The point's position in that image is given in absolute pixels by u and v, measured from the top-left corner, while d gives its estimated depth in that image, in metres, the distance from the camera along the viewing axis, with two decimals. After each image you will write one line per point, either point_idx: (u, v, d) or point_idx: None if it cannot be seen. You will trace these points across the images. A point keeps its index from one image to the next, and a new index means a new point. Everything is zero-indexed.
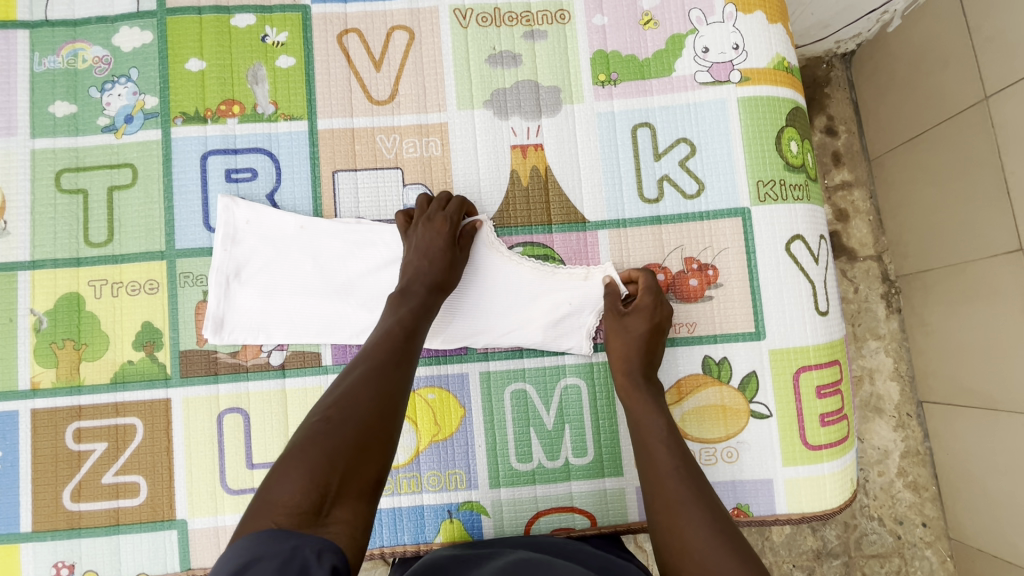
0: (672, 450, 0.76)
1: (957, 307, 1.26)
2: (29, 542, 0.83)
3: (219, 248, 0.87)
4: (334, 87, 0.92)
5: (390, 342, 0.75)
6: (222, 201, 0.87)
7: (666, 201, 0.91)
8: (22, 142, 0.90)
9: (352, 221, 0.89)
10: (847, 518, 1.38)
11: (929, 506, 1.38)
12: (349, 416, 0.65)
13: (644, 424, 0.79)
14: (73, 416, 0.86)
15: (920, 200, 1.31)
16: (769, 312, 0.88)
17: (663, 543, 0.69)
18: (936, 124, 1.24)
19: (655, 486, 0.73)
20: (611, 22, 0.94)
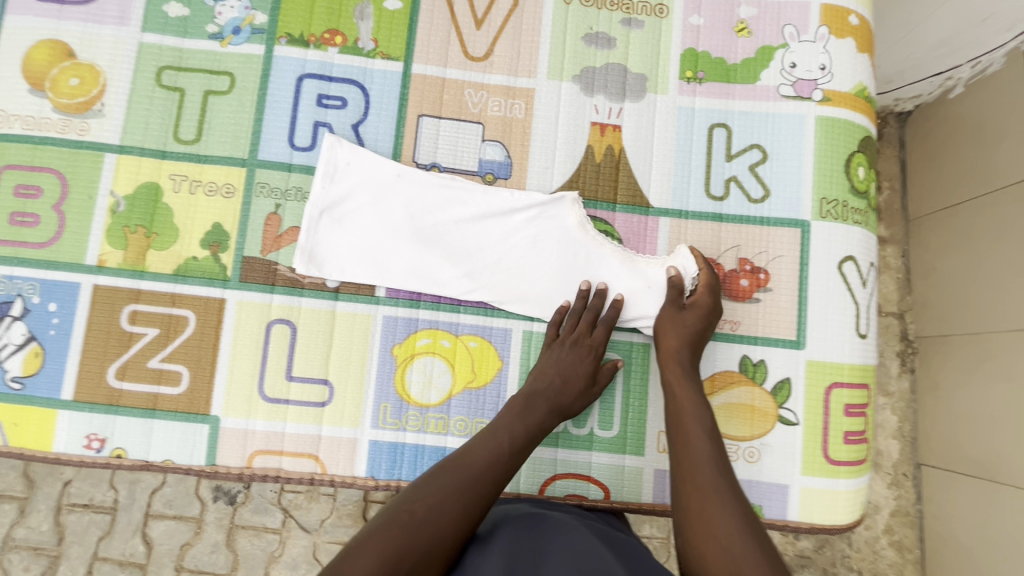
0: (713, 443, 0.76)
1: (970, 377, 1.28)
2: (67, 410, 0.86)
3: (319, 184, 0.90)
4: (434, 36, 0.96)
5: (508, 427, 0.79)
6: (328, 140, 0.90)
7: (731, 201, 0.94)
8: (131, 33, 0.93)
9: (448, 178, 0.91)
10: (827, 566, 1.38)
11: (910, 568, 1.38)
12: (464, 483, 0.70)
13: (687, 414, 0.79)
14: (132, 298, 0.89)
15: (949, 268, 1.34)
16: (812, 324, 0.90)
17: (689, 527, 0.70)
18: (977, 197, 1.27)
19: (693, 473, 0.74)
20: (707, 23, 0.97)
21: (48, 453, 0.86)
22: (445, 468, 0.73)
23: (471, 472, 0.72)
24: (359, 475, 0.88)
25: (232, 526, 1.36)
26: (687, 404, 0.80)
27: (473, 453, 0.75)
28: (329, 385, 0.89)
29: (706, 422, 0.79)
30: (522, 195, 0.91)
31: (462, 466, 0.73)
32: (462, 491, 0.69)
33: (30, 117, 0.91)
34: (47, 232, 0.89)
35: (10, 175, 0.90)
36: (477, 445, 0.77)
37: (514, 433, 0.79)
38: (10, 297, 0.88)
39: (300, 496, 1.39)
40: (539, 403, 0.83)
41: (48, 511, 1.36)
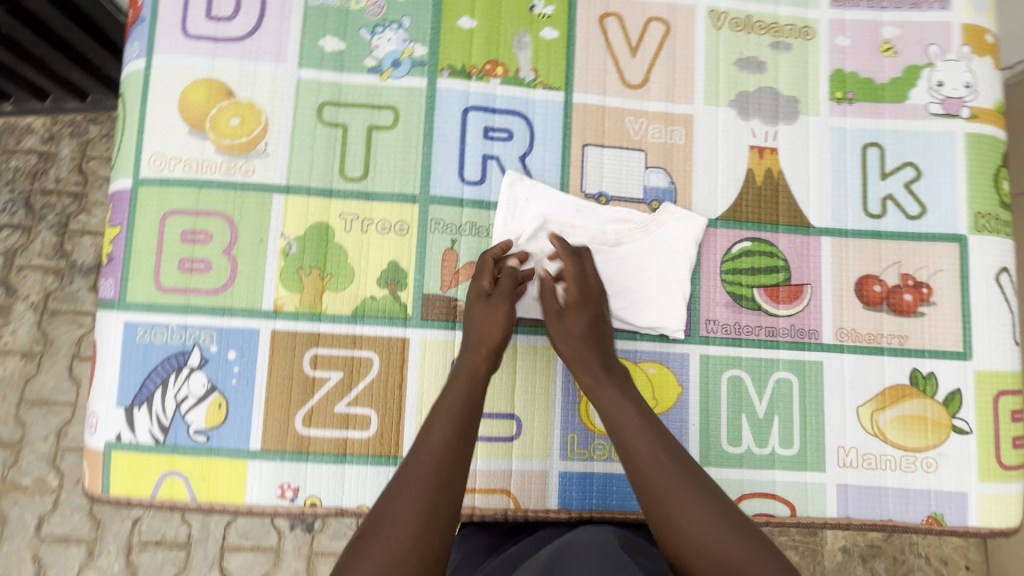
0: (684, 481, 0.72)
1: None
2: (256, 460, 0.85)
3: (501, 221, 0.90)
4: (592, 64, 0.96)
5: (445, 407, 0.75)
6: (509, 176, 0.90)
7: (888, 218, 0.96)
8: (289, 70, 0.91)
9: (625, 212, 0.93)
10: (897, 553, 1.48)
11: (973, 551, 1.50)
12: (411, 486, 0.69)
13: (634, 447, 0.75)
14: (312, 342, 0.87)
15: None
16: (977, 334, 0.94)
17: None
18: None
19: (679, 517, 0.70)
20: (852, 45, 0.99)
21: (241, 505, 0.84)
22: (403, 472, 0.71)
23: (427, 469, 0.70)
24: (552, 507, 0.89)
25: (311, 553, 1.37)
26: (643, 433, 0.76)
27: (427, 440, 0.72)
28: (515, 419, 0.89)
29: (667, 444, 0.75)
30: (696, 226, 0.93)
31: (423, 464, 0.70)
32: (412, 493, 0.68)
33: (193, 160, 0.88)
34: (219, 278, 0.87)
35: (175, 221, 0.88)
36: (423, 437, 0.73)
37: (450, 413, 0.75)
38: (187, 347, 0.86)
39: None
40: (463, 365, 0.80)
41: (119, 550, 1.35)
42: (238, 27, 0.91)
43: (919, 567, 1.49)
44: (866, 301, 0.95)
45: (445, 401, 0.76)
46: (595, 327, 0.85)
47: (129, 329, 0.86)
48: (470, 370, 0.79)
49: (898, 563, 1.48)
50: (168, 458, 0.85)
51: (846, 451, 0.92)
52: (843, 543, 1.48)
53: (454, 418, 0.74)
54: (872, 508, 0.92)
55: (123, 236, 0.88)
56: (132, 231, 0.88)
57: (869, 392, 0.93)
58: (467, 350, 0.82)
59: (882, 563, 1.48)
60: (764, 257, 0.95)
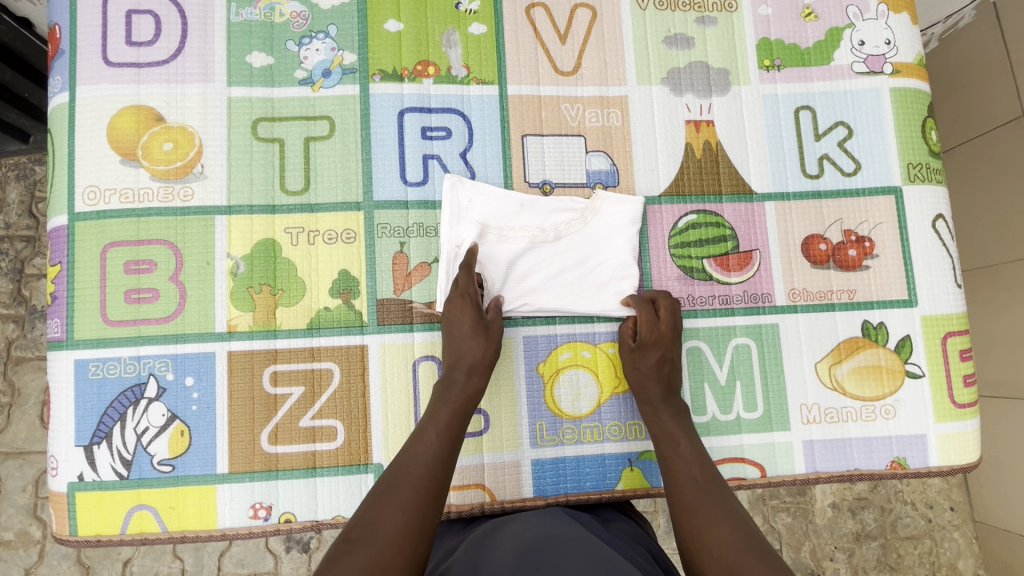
0: (694, 464, 0.80)
1: (989, 307, 1.38)
2: (225, 483, 0.84)
3: (446, 223, 0.90)
4: (522, 55, 0.96)
5: (435, 417, 0.80)
6: (449, 180, 0.91)
7: (826, 177, 0.99)
8: (218, 89, 0.90)
9: (569, 198, 0.94)
10: (884, 503, 1.52)
11: (956, 491, 1.55)
12: (402, 490, 0.71)
13: (660, 427, 0.85)
14: (270, 359, 0.87)
15: (963, 206, 1.41)
16: (920, 281, 0.97)
17: (693, 538, 0.73)
18: (976, 137, 1.36)
19: (681, 487, 0.78)
20: (775, 13, 1.02)
21: (214, 530, 0.84)
22: (392, 477, 0.74)
23: (417, 474, 0.74)
24: (528, 495, 0.90)
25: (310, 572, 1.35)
26: (670, 422, 0.85)
27: (417, 447, 0.77)
28: (482, 413, 0.90)
29: (690, 432, 0.84)
30: (642, 205, 0.95)
31: (414, 471, 0.74)
32: (400, 500, 0.71)
33: (129, 190, 0.87)
34: (168, 305, 0.86)
35: (117, 252, 0.86)
36: (412, 444, 0.77)
37: (441, 424, 0.79)
38: (142, 378, 0.85)
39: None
40: (455, 375, 0.83)
41: None
42: (160, 50, 0.90)
43: (906, 513, 1.53)
44: (813, 261, 0.97)
45: (435, 413, 0.80)
46: (663, 367, 0.88)
47: (80, 366, 0.84)
48: (469, 385, 0.83)
49: (886, 512, 1.52)
50: (133, 492, 0.83)
51: (808, 408, 0.95)
52: (832, 499, 1.52)
53: (446, 431, 0.79)
54: (838, 459, 0.94)
55: (65, 274, 0.87)
56: (74, 268, 0.86)
57: (824, 348, 0.96)
58: (455, 365, 0.83)
59: (871, 513, 1.52)
60: (711, 227, 0.97)
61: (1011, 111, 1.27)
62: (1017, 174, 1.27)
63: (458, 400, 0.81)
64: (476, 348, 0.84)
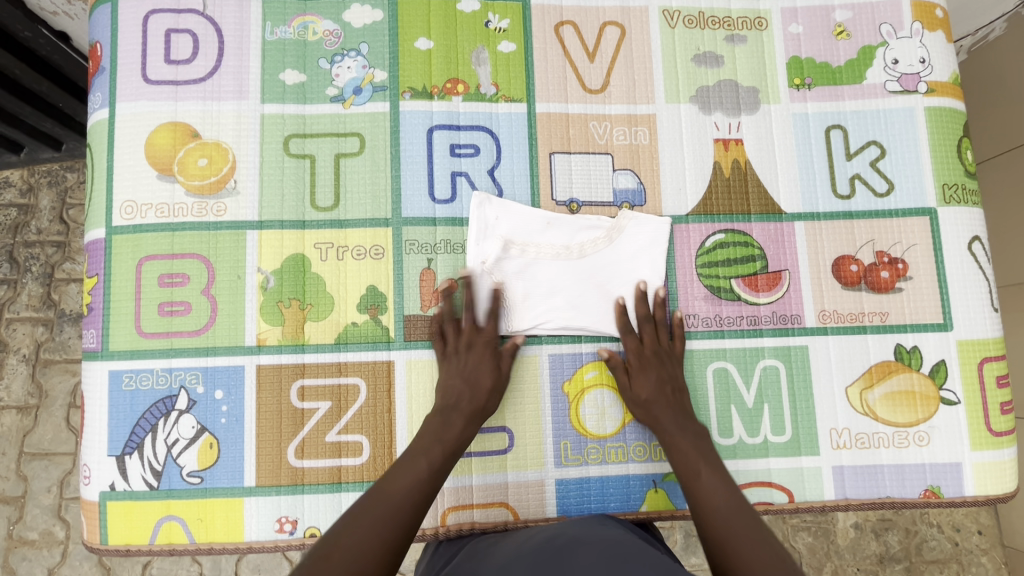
0: (683, 429, 0.84)
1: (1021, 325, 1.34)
2: (252, 496, 0.85)
3: (473, 239, 0.91)
4: (551, 73, 0.97)
5: (428, 446, 0.80)
6: (477, 199, 0.92)
7: (858, 197, 0.97)
8: (252, 106, 0.92)
9: (595, 217, 0.93)
10: (908, 525, 1.49)
11: (984, 514, 1.51)
12: (382, 519, 0.71)
13: (644, 393, 0.87)
14: (297, 374, 0.88)
15: (995, 224, 1.38)
16: (955, 305, 0.94)
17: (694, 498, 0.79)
18: (1008, 153, 1.33)
19: (677, 455, 0.83)
20: (806, 31, 1.01)
21: (241, 543, 0.85)
22: (371, 503, 0.73)
23: (398, 504, 0.73)
24: (551, 515, 0.89)
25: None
26: (653, 393, 0.87)
27: (406, 474, 0.77)
28: (507, 431, 0.90)
29: (680, 420, 0.85)
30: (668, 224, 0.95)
31: (398, 499, 0.74)
32: (379, 520, 0.71)
33: (164, 205, 0.89)
34: (200, 319, 0.87)
35: (151, 266, 0.88)
36: (406, 468, 0.77)
37: (433, 460, 0.78)
38: (173, 390, 0.86)
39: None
40: (454, 419, 0.82)
41: None
42: (197, 68, 0.92)
43: (932, 535, 1.49)
44: (843, 282, 0.96)
45: (427, 443, 0.80)
46: (663, 387, 0.87)
47: (114, 377, 0.86)
48: (462, 429, 0.82)
49: (911, 535, 1.48)
50: (162, 503, 0.85)
51: (837, 432, 0.93)
52: (854, 519, 1.49)
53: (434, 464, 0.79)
54: (869, 486, 0.92)
55: (101, 285, 0.88)
56: (109, 280, 0.88)
57: (855, 371, 0.94)
58: (456, 405, 0.83)
59: (895, 535, 1.49)
60: (739, 247, 0.96)
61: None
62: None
63: (455, 438, 0.81)
64: (481, 393, 0.85)
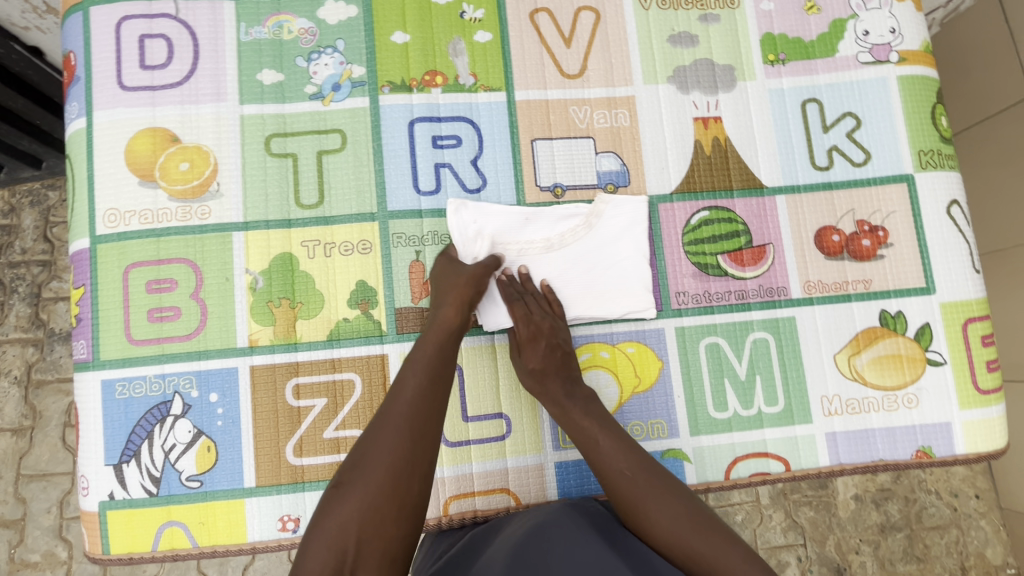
0: (618, 449, 0.78)
1: (1005, 289, 1.37)
2: (253, 497, 0.85)
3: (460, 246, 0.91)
4: (528, 61, 0.97)
5: (441, 312, 0.83)
6: (452, 205, 0.91)
7: (837, 169, 0.99)
8: (231, 108, 0.92)
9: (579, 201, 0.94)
10: (907, 493, 1.51)
11: (980, 479, 1.53)
12: (387, 436, 0.71)
13: (577, 424, 0.82)
14: (292, 372, 0.88)
15: (975, 190, 1.40)
16: (937, 268, 0.96)
17: (642, 524, 0.74)
18: (983, 120, 1.35)
19: (614, 481, 0.76)
20: (777, 8, 1.02)
21: (244, 544, 0.85)
22: (379, 423, 0.73)
23: (402, 414, 0.73)
24: (552, 498, 0.90)
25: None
26: (582, 424, 0.81)
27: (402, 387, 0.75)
28: (504, 417, 0.90)
29: (603, 421, 0.82)
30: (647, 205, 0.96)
31: (400, 414, 0.73)
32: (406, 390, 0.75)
33: (148, 211, 0.88)
34: (190, 323, 0.87)
35: (138, 273, 0.88)
36: (402, 384, 0.76)
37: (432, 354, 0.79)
38: (167, 396, 0.86)
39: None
40: (433, 314, 0.83)
41: None
42: (173, 73, 0.91)
43: (931, 502, 1.52)
44: (827, 252, 0.97)
45: (420, 354, 0.79)
46: (555, 351, 0.86)
47: (107, 387, 0.86)
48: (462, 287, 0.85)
49: (910, 503, 1.50)
50: (163, 509, 0.84)
51: (829, 400, 0.94)
52: (854, 491, 1.51)
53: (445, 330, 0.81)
54: (862, 451, 0.94)
55: (88, 296, 0.88)
56: (96, 290, 0.88)
57: (843, 339, 0.95)
58: (443, 301, 0.84)
59: (895, 505, 1.51)
60: (723, 223, 0.97)
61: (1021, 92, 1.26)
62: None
63: (442, 331, 0.81)
64: (449, 291, 0.85)
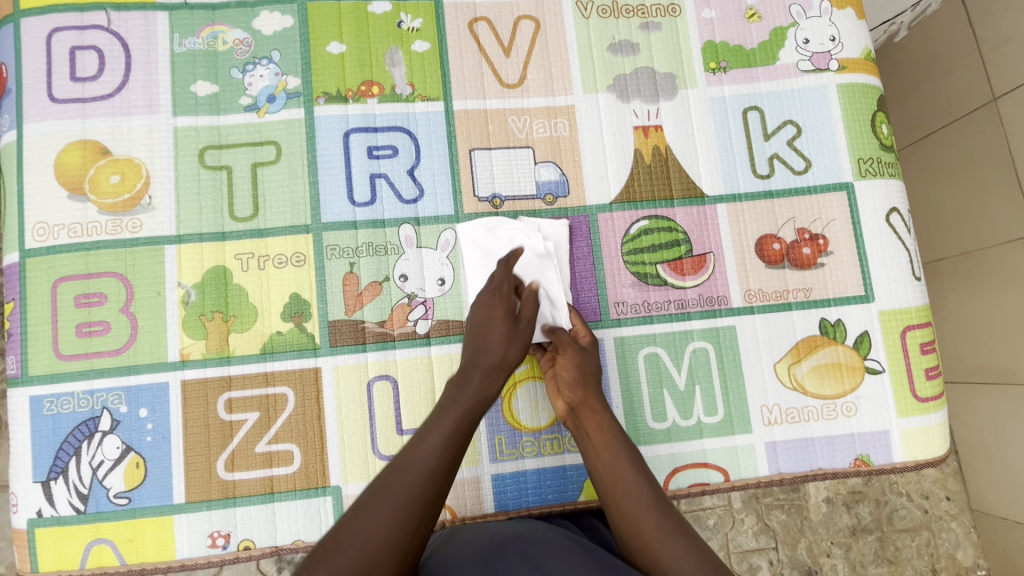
0: (648, 484, 0.77)
1: (968, 291, 1.37)
2: (183, 513, 0.84)
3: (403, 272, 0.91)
4: (467, 71, 0.97)
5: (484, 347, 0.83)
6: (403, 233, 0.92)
7: (778, 177, 0.99)
8: (164, 119, 0.91)
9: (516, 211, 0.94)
10: (878, 495, 1.50)
11: (952, 480, 1.52)
12: (395, 492, 0.67)
13: (607, 455, 0.80)
14: (224, 387, 0.87)
15: (934, 195, 1.42)
16: (876, 276, 0.96)
17: (658, 569, 0.70)
18: (941, 127, 1.37)
19: (637, 514, 0.74)
20: (719, 15, 1.02)
21: (173, 561, 0.84)
22: (385, 481, 0.69)
23: (414, 478, 0.69)
24: (489, 511, 0.89)
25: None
26: (611, 456, 0.80)
27: (414, 451, 0.72)
28: None
29: (634, 455, 0.80)
30: (576, 220, 0.96)
31: (415, 473, 0.69)
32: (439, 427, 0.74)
33: (77, 225, 0.88)
34: (120, 337, 0.86)
35: (66, 287, 0.87)
36: (417, 446, 0.72)
37: (451, 424, 0.74)
38: (96, 412, 0.85)
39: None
40: (472, 372, 0.81)
41: None
42: (104, 85, 0.90)
43: (902, 504, 1.51)
44: (767, 261, 0.97)
45: (457, 389, 0.79)
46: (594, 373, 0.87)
47: (35, 403, 0.85)
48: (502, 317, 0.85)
49: (881, 505, 1.50)
50: (91, 526, 0.83)
51: (769, 409, 0.94)
52: (826, 494, 1.50)
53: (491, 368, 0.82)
54: (802, 460, 0.93)
55: (18, 311, 0.87)
56: (26, 305, 0.87)
57: (783, 348, 0.95)
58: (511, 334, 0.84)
59: (866, 507, 1.50)
60: (663, 232, 0.97)
61: (976, 101, 1.28)
62: (994, 159, 1.26)
63: (471, 402, 0.78)
64: (493, 346, 0.83)
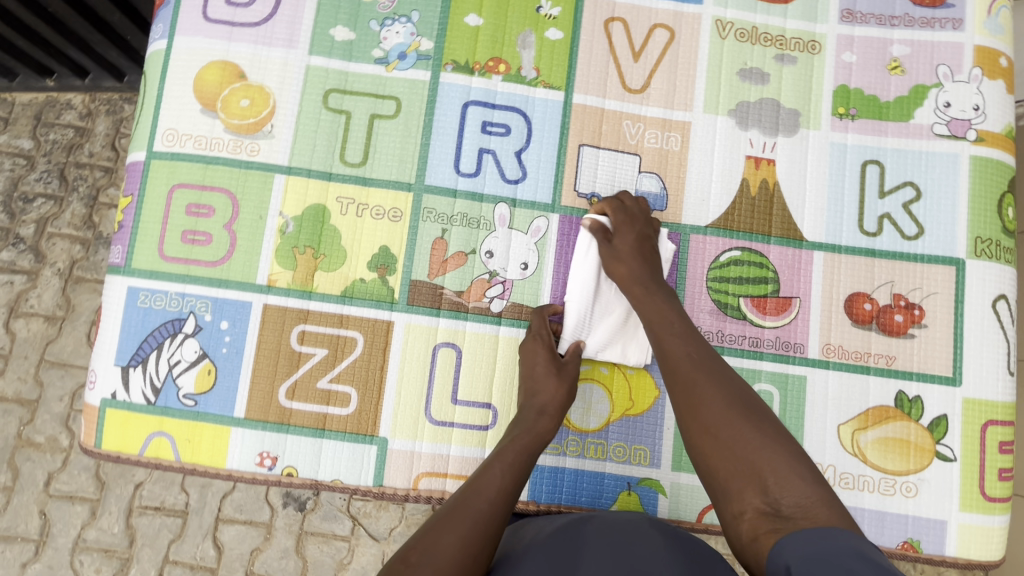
0: (688, 340, 0.80)
1: None
2: (239, 427, 0.88)
3: (491, 248, 0.93)
4: (593, 67, 0.97)
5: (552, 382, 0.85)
6: (498, 212, 0.93)
7: (884, 237, 0.95)
8: (300, 56, 0.95)
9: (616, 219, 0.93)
10: None
11: None
12: (461, 523, 0.69)
13: (655, 309, 0.84)
14: (300, 318, 0.91)
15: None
16: (968, 361, 0.92)
17: (693, 413, 0.74)
18: None
19: (676, 362, 0.78)
20: (859, 61, 0.99)
21: (221, 469, 0.88)
22: (444, 517, 0.70)
23: (474, 510, 0.71)
24: (521, 498, 0.90)
25: (301, 531, 1.41)
26: (660, 310, 0.84)
27: (478, 491, 0.73)
28: (491, 409, 0.90)
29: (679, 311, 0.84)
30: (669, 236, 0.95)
31: (478, 506, 0.71)
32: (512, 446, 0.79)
33: (202, 138, 0.93)
34: (218, 250, 0.91)
35: (181, 194, 0.92)
36: (479, 482, 0.74)
37: (509, 465, 0.77)
38: (183, 314, 0.90)
39: (369, 505, 1.45)
40: (528, 413, 0.83)
41: (120, 512, 1.40)
42: (255, 13, 0.95)
43: None
44: (855, 319, 0.94)
45: (528, 415, 0.83)
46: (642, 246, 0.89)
47: (131, 293, 0.90)
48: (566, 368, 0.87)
49: None
50: (157, 418, 0.89)
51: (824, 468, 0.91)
52: None
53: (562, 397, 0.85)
54: None
55: (133, 205, 0.93)
56: (141, 202, 0.92)
57: (852, 412, 0.92)
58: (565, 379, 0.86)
59: None
60: (753, 267, 0.95)
61: None
62: None
63: (527, 446, 0.80)
64: (548, 389, 0.85)
